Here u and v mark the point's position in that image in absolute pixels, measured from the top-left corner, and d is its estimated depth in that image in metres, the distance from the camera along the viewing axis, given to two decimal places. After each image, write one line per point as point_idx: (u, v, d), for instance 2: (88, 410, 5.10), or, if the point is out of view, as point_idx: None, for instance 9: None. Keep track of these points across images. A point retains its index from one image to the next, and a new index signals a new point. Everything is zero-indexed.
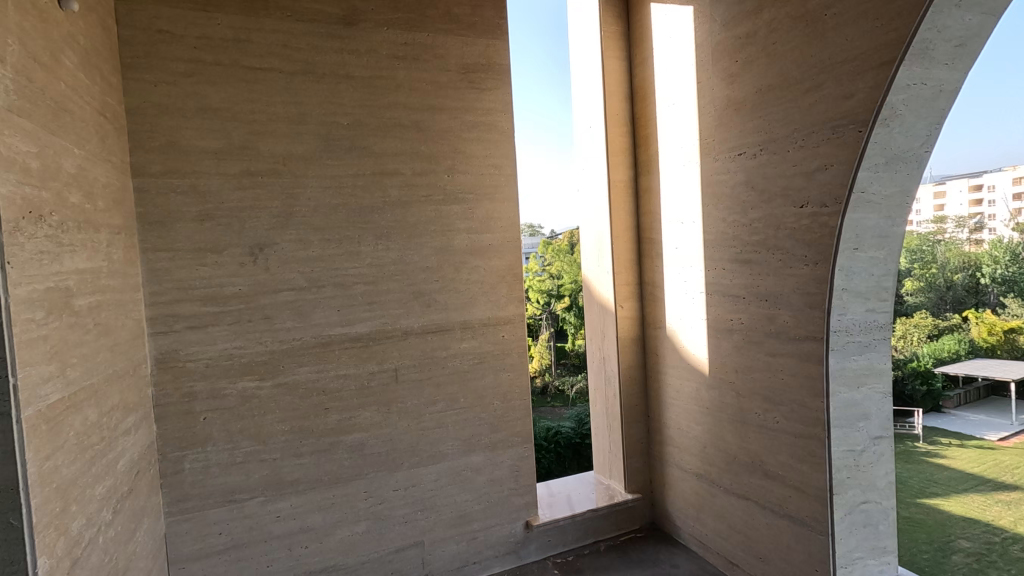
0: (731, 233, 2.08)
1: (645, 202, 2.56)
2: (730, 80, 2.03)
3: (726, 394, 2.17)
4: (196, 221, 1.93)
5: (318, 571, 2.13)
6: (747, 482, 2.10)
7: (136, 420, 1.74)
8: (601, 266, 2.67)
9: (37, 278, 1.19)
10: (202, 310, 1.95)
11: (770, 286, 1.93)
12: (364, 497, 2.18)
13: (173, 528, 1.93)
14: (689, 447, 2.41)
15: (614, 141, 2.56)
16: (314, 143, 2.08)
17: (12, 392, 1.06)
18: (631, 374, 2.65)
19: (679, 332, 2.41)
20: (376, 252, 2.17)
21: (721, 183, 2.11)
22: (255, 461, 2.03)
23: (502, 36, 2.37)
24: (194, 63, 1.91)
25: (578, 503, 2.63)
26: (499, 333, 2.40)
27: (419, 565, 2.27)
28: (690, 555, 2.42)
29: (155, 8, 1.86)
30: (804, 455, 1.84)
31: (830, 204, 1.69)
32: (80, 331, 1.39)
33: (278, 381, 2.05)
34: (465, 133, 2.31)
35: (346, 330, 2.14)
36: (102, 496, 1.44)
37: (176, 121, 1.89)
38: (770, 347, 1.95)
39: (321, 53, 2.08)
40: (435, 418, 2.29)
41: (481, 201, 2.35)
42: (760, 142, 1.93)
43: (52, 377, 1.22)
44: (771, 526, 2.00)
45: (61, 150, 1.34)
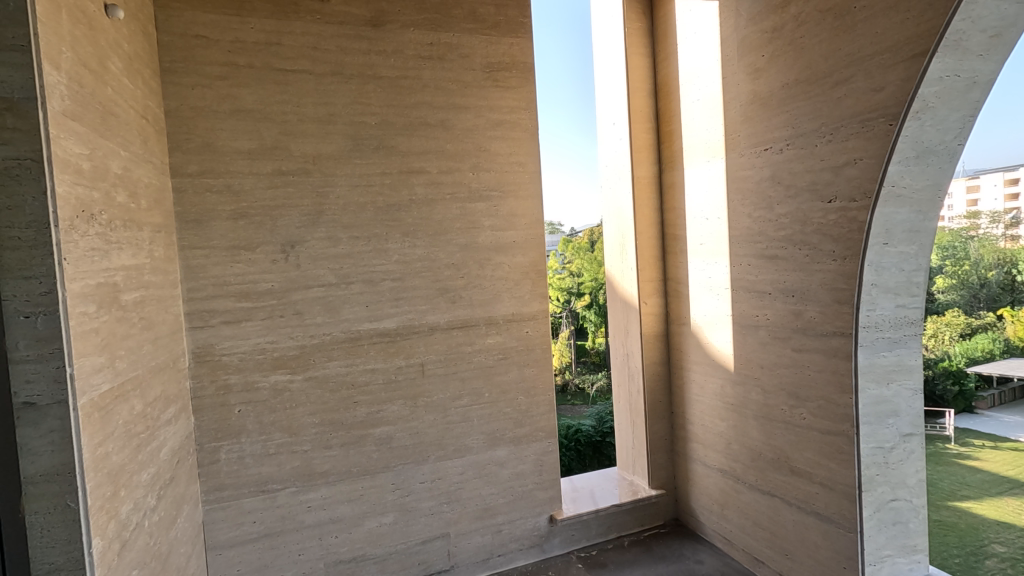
0: (757, 229, 2.07)
1: (669, 198, 2.55)
2: (756, 75, 2.02)
3: (751, 391, 2.16)
4: (230, 219, 1.99)
5: (348, 561, 2.18)
6: (773, 478, 2.09)
7: (176, 411, 1.81)
8: (624, 262, 2.67)
9: (88, 274, 1.25)
10: (236, 306, 2.01)
11: (796, 281, 1.92)
12: (391, 489, 2.23)
13: (209, 516, 2.00)
14: (714, 443, 2.41)
15: (638, 138, 2.56)
16: (343, 142, 2.13)
17: (68, 380, 1.12)
18: (655, 371, 2.65)
19: (704, 328, 2.40)
20: (403, 249, 2.22)
21: (747, 178, 2.10)
22: (287, 452, 2.09)
23: (526, 34, 2.39)
24: (228, 66, 1.97)
25: (602, 498, 2.64)
26: (524, 329, 2.43)
27: (445, 556, 2.32)
28: (714, 552, 2.41)
29: (192, 14, 1.92)
30: (832, 452, 1.83)
31: (859, 199, 1.68)
32: (127, 325, 1.46)
33: (309, 375, 2.11)
34: (490, 131, 2.34)
35: (374, 325, 2.19)
36: (147, 483, 1.50)
37: (211, 122, 1.96)
38: (796, 342, 1.94)
39: (349, 54, 2.12)
40: (461, 412, 2.32)
41: (506, 198, 2.38)
42: (787, 137, 1.91)
43: (103, 367, 1.29)
44: (797, 523, 1.99)
45: (109, 152, 1.41)
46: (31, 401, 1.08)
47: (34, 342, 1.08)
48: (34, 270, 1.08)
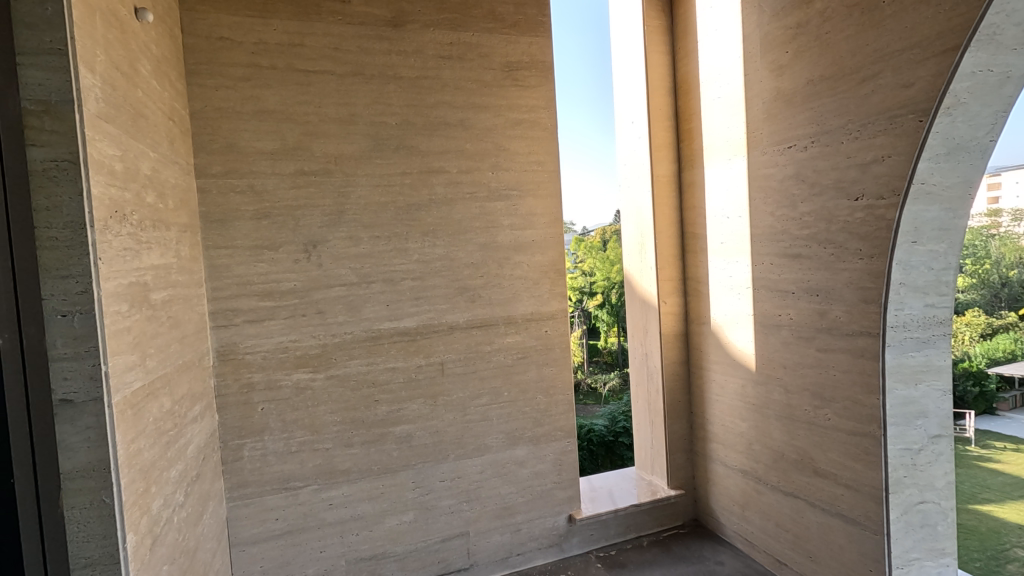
0: (779, 227, 2.05)
1: (690, 197, 2.53)
2: (779, 72, 2.00)
3: (773, 391, 2.14)
4: (254, 219, 2.01)
5: (368, 558, 2.20)
6: (796, 479, 2.07)
7: (201, 409, 1.83)
8: (644, 261, 2.65)
9: (121, 274, 1.27)
10: (260, 305, 2.03)
11: (821, 280, 1.90)
12: (411, 487, 2.24)
13: (233, 513, 2.02)
14: (735, 444, 2.39)
15: (658, 136, 2.54)
16: (364, 142, 2.14)
17: (103, 378, 1.14)
18: (674, 370, 2.63)
19: (724, 328, 2.38)
20: (423, 249, 2.22)
21: (770, 176, 2.08)
22: (309, 450, 2.11)
23: (545, 33, 2.39)
24: (251, 68, 1.99)
25: (620, 498, 2.64)
26: (543, 328, 2.42)
27: (464, 554, 2.32)
28: (735, 553, 2.39)
29: (216, 16, 1.94)
30: (858, 453, 1.81)
31: (887, 196, 1.65)
32: (156, 324, 1.48)
33: (330, 373, 2.12)
34: (509, 130, 2.34)
35: (394, 324, 2.20)
36: (176, 479, 1.53)
37: (235, 123, 1.98)
38: (821, 342, 1.92)
39: (370, 55, 2.14)
40: (480, 411, 2.33)
41: (525, 197, 2.37)
42: (811, 134, 1.89)
43: (135, 365, 1.31)
44: (821, 525, 1.97)
45: (139, 153, 1.43)
46: (67, 398, 1.10)
47: (71, 339, 1.10)
48: (70, 270, 1.10)
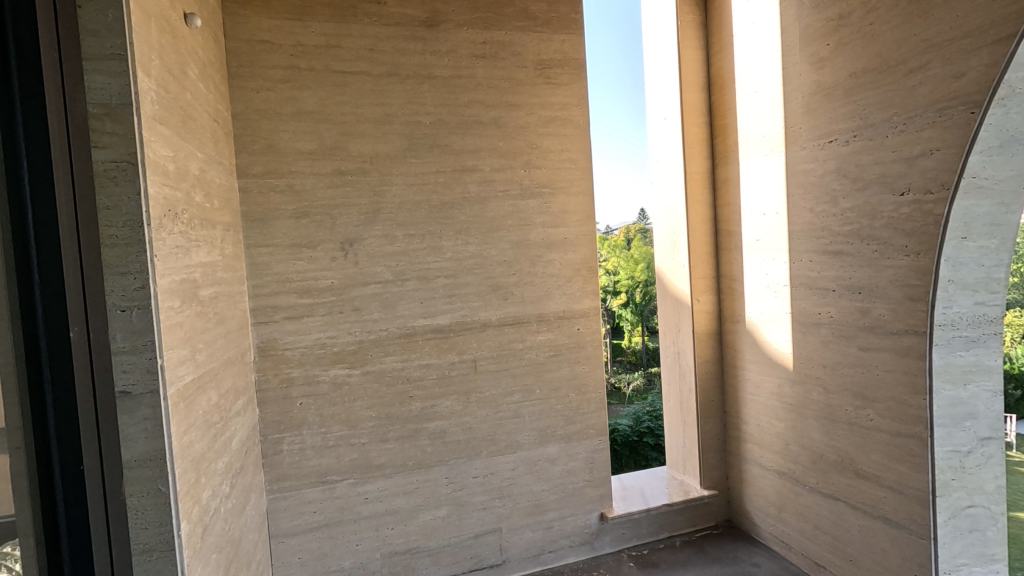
0: (819, 223, 2.01)
1: (724, 194, 2.49)
2: (820, 65, 1.96)
3: (812, 391, 2.10)
4: (293, 218, 2.06)
5: (403, 552, 2.23)
6: (836, 481, 2.03)
7: (244, 403, 1.87)
8: (676, 258, 2.62)
9: (173, 270, 1.32)
10: (298, 302, 2.07)
11: (864, 278, 1.86)
12: (445, 483, 2.26)
13: (273, 505, 2.07)
14: (771, 444, 2.35)
15: (691, 132, 2.51)
16: (399, 142, 2.17)
17: (159, 371, 1.17)
18: (707, 369, 2.60)
19: (760, 327, 2.34)
20: (456, 247, 2.24)
21: (810, 171, 2.04)
22: (345, 445, 2.15)
23: (578, 31, 2.38)
24: (291, 70, 2.03)
25: (652, 496, 2.62)
26: (575, 326, 2.42)
27: (497, 550, 2.34)
28: (771, 555, 2.36)
29: (256, 20, 1.99)
30: (903, 455, 1.77)
31: (935, 190, 1.61)
32: (204, 319, 1.53)
33: (366, 369, 2.16)
34: (542, 128, 2.34)
35: (428, 321, 2.22)
36: (222, 470, 1.57)
37: (275, 124, 2.03)
38: (863, 341, 1.88)
39: (405, 55, 2.16)
40: (512, 409, 2.34)
41: (557, 195, 2.37)
42: (854, 128, 1.85)
43: (186, 359, 1.35)
44: (863, 527, 1.93)
45: (188, 154, 1.48)
46: (127, 390, 1.14)
47: (129, 334, 1.14)
48: (129, 267, 1.14)
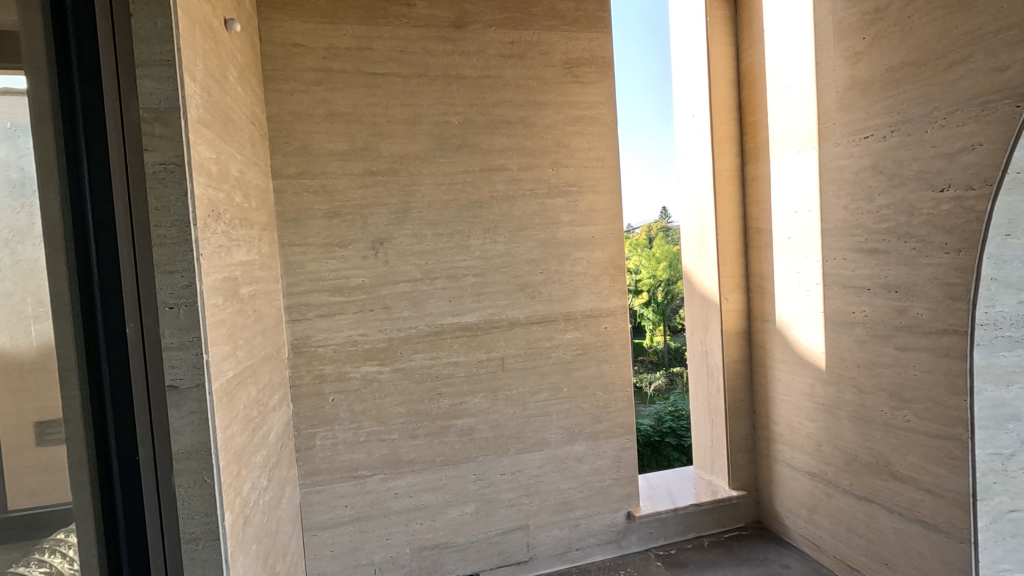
0: (854, 221, 1.98)
1: (754, 191, 2.46)
2: (855, 59, 1.93)
3: (846, 391, 2.07)
4: (325, 218, 2.10)
5: (432, 547, 2.26)
6: (871, 483, 2.00)
7: (279, 398, 1.92)
8: (704, 257, 2.60)
9: (217, 269, 1.36)
10: (330, 300, 2.12)
11: (901, 276, 1.83)
12: (473, 480, 2.28)
13: (306, 498, 2.12)
14: (802, 445, 2.32)
15: (720, 130, 2.49)
16: (428, 142, 2.19)
17: (205, 366, 1.22)
18: (736, 369, 2.57)
19: (791, 326, 2.31)
20: (484, 245, 2.26)
21: (844, 168, 2.00)
22: (376, 440, 2.18)
23: (606, 29, 2.37)
24: (323, 72, 2.07)
25: (679, 496, 2.60)
26: (602, 325, 2.42)
27: (524, 547, 2.35)
28: (802, 557, 2.33)
29: (291, 24, 2.03)
30: (941, 457, 1.74)
31: (977, 187, 1.58)
32: (244, 316, 1.57)
33: (396, 366, 2.19)
34: (569, 126, 2.34)
35: (456, 319, 2.25)
36: (261, 464, 1.61)
37: (308, 126, 2.07)
38: (899, 340, 1.85)
39: (434, 56, 2.19)
40: (540, 407, 2.35)
41: (585, 193, 2.37)
42: (891, 123, 1.82)
43: (228, 355, 1.40)
44: (899, 531, 1.90)
45: (229, 156, 1.52)
46: (175, 384, 1.18)
47: (177, 330, 1.18)
48: (177, 266, 1.18)
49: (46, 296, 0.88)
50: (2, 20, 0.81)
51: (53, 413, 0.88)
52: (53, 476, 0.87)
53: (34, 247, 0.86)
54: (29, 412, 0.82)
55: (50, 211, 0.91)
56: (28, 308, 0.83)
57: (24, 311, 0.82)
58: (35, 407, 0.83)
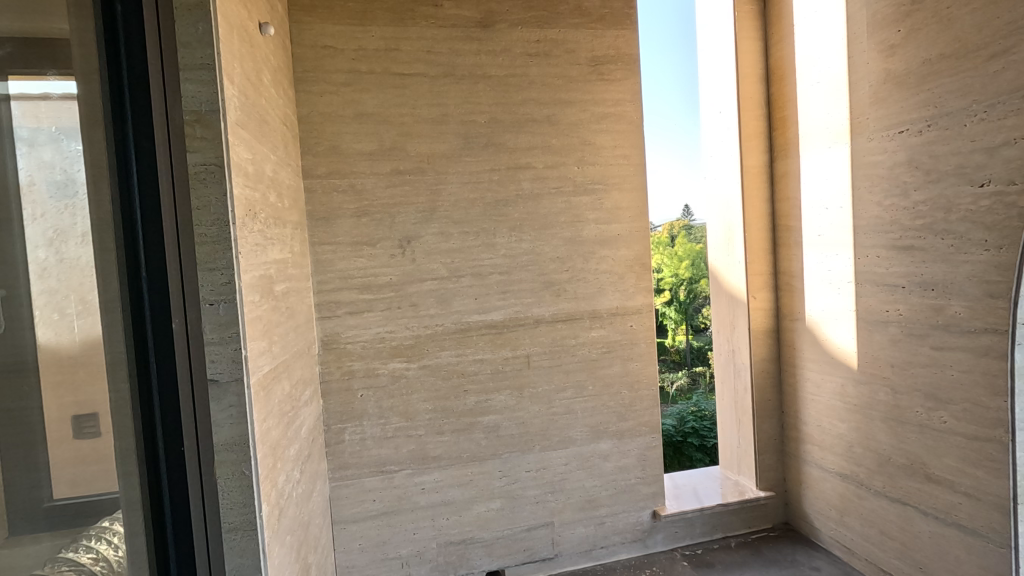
0: (888, 217, 1.94)
1: (783, 187, 2.43)
2: (890, 52, 1.90)
3: (879, 391, 2.03)
4: (354, 217, 2.13)
5: (458, 542, 2.28)
6: (905, 485, 1.96)
7: (311, 393, 1.96)
8: (731, 255, 2.56)
9: (254, 267, 1.40)
10: (359, 298, 2.15)
11: (937, 274, 1.79)
12: (498, 476, 2.30)
13: (336, 492, 2.16)
14: (833, 446, 2.28)
15: (748, 126, 2.46)
16: (454, 141, 2.21)
17: (244, 361, 1.25)
18: (764, 368, 2.54)
19: (821, 324, 2.28)
20: (510, 244, 2.27)
21: (878, 164, 1.97)
22: (403, 436, 2.21)
23: (631, 26, 2.36)
24: (352, 73, 2.11)
25: (706, 496, 2.57)
26: (628, 323, 2.41)
27: (549, 544, 2.36)
28: (832, 560, 2.30)
29: (321, 26, 2.07)
30: (979, 460, 1.70)
31: (1019, 181, 1.53)
32: (278, 313, 1.61)
33: (423, 363, 2.22)
34: (594, 124, 2.34)
35: (482, 316, 2.26)
36: (294, 457, 1.65)
37: (337, 126, 2.10)
38: (936, 340, 1.81)
39: (460, 55, 2.20)
40: (565, 404, 2.35)
41: (610, 191, 2.36)
42: (928, 117, 1.78)
43: (264, 350, 1.43)
44: (934, 534, 1.86)
45: (264, 156, 1.56)
46: (215, 378, 1.22)
47: (217, 326, 1.22)
48: (217, 264, 1.22)
49: (90, 294, 0.92)
50: (52, 28, 0.85)
51: (91, 406, 0.89)
52: (97, 466, 0.90)
53: (77, 246, 0.89)
54: (67, 406, 0.84)
55: (100, 210, 0.96)
56: (70, 305, 0.86)
57: (66, 309, 0.85)
58: (74, 401, 0.85)
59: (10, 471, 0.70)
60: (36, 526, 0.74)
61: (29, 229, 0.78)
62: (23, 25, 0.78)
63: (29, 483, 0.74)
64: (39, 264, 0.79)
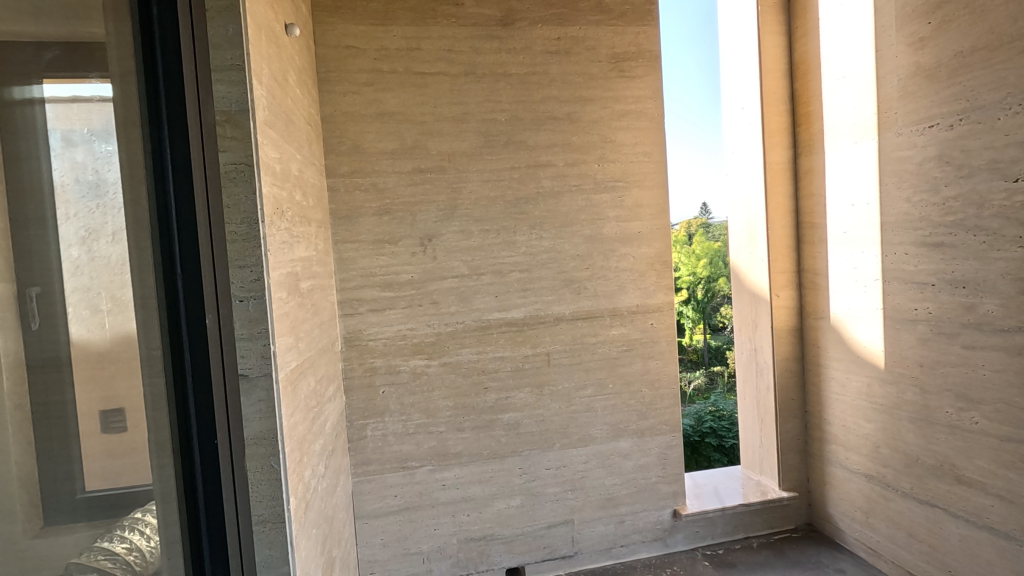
0: (917, 214, 1.91)
1: (807, 184, 2.39)
2: (919, 45, 1.86)
3: (907, 391, 2.00)
4: (376, 215, 2.16)
5: (478, 539, 2.30)
6: (933, 486, 1.92)
7: (334, 390, 1.99)
8: (753, 252, 2.53)
9: (281, 264, 1.42)
10: (381, 295, 2.17)
11: (969, 271, 1.75)
12: (519, 473, 2.31)
13: (358, 487, 2.18)
14: (858, 446, 2.25)
15: (771, 122, 2.43)
16: (475, 139, 2.22)
17: (272, 357, 1.28)
18: (787, 367, 2.51)
19: (846, 323, 2.25)
20: (531, 241, 2.27)
21: (907, 159, 1.93)
22: (424, 432, 2.23)
23: (653, 22, 2.34)
24: (374, 73, 2.13)
25: (727, 496, 2.55)
26: (648, 321, 2.40)
27: (569, 542, 2.36)
28: (857, 562, 2.26)
29: (343, 27, 2.09)
30: (1012, 461, 1.66)
31: None
32: (304, 309, 1.64)
33: (443, 360, 2.24)
34: (615, 122, 2.33)
35: (503, 314, 2.27)
36: (319, 452, 1.68)
37: (359, 125, 2.13)
38: (967, 339, 1.77)
39: (481, 54, 2.21)
40: (585, 402, 2.35)
41: (631, 188, 2.35)
42: (960, 111, 1.74)
43: (291, 346, 1.46)
44: (964, 537, 1.82)
45: (290, 155, 1.58)
46: (245, 373, 1.25)
47: (247, 322, 1.25)
48: (247, 261, 1.24)
49: (122, 291, 0.93)
50: (81, 31, 0.86)
51: (118, 402, 0.90)
52: (131, 459, 0.92)
53: (109, 243, 0.90)
54: (98, 401, 0.85)
55: (135, 208, 0.98)
56: (102, 302, 0.87)
57: (98, 306, 0.86)
58: (103, 395, 0.86)
59: (44, 462, 0.72)
60: (69, 517, 0.76)
61: (60, 228, 0.79)
62: (53, 29, 0.80)
63: (61, 475, 0.76)
64: (72, 262, 0.81)
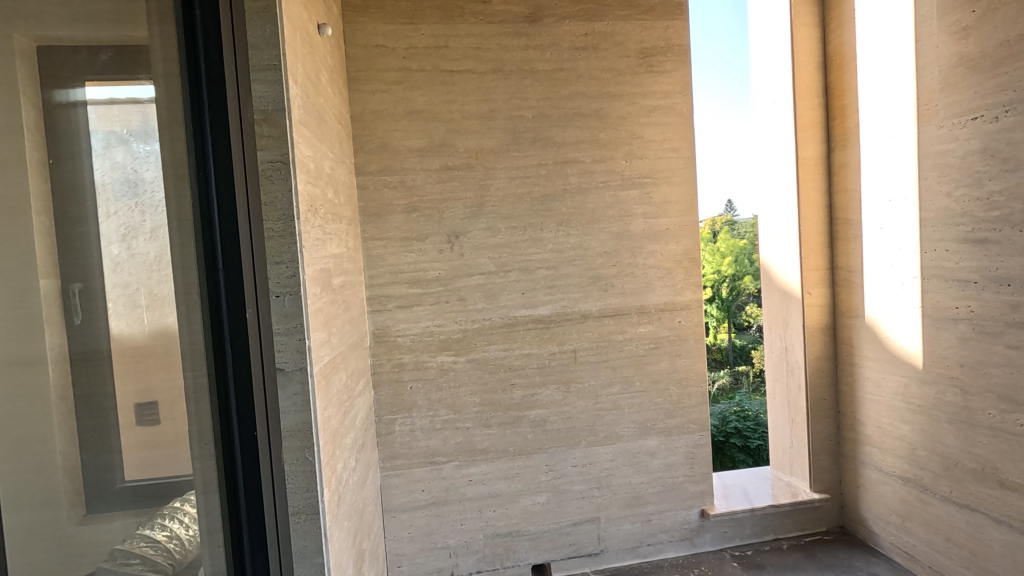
0: (959, 209, 1.85)
1: (841, 179, 2.33)
2: (962, 34, 1.80)
3: (947, 392, 1.94)
4: (404, 213, 2.18)
5: (504, 534, 2.31)
6: (974, 491, 1.87)
7: (364, 385, 2.02)
8: (784, 249, 2.48)
9: (315, 260, 1.45)
10: (409, 292, 2.20)
11: (1014, 268, 1.69)
12: (545, 470, 2.31)
13: (387, 481, 2.21)
14: (894, 448, 2.19)
15: (804, 116, 2.38)
16: (503, 137, 2.23)
17: (307, 352, 1.30)
18: (818, 366, 2.46)
19: (882, 321, 2.19)
20: (558, 238, 2.27)
21: (948, 153, 1.87)
22: (451, 428, 2.25)
23: (682, 16, 2.31)
24: (403, 71, 2.15)
25: (757, 497, 2.51)
26: (676, 319, 2.37)
27: (595, 540, 2.36)
28: (892, 566, 2.21)
29: (373, 26, 2.12)
30: None
31: None
32: (336, 306, 1.67)
33: (470, 357, 2.25)
34: (644, 117, 2.31)
35: (529, 311, 2.27)
36: (350, 445, 1.70)
37: (388, 123, 2.15)
38: (1011, 338, 1.71)
39: (509, 51, 2.21)
40: (612, 400, 2.34)
41: (659, 185, 2.33)
42: (1005, 102, 1.68)
43: (325, 341, 1.48)
44: (1007, 543, 1.77)
45: (323, 154, 1.61)
46: (282, 366, 1.28)
47: (283, 317, 1.27)
48: (283, 257, 1.27)
49: (162, 287, 0.96)
50: (124, 35, 0.89)
51: (157, 396, 0.92)
52: (172, 449, 0.95)
53: (148, 241, 0.93)
54: (141, 395, 0.87)
55: (177, 205, 1.01)
56: (141, 299, 0.89)
57: (137, 302, 0.88)
58: (143, 389, 0.88)
59: (89, 449, 0.75)
60: (111, 504, 0.79)
61: (101, 226, 0.82)
62: (97, 32, 0.83)
63: (105, 463, 0.78)
64: (112, 259, 0.84)
